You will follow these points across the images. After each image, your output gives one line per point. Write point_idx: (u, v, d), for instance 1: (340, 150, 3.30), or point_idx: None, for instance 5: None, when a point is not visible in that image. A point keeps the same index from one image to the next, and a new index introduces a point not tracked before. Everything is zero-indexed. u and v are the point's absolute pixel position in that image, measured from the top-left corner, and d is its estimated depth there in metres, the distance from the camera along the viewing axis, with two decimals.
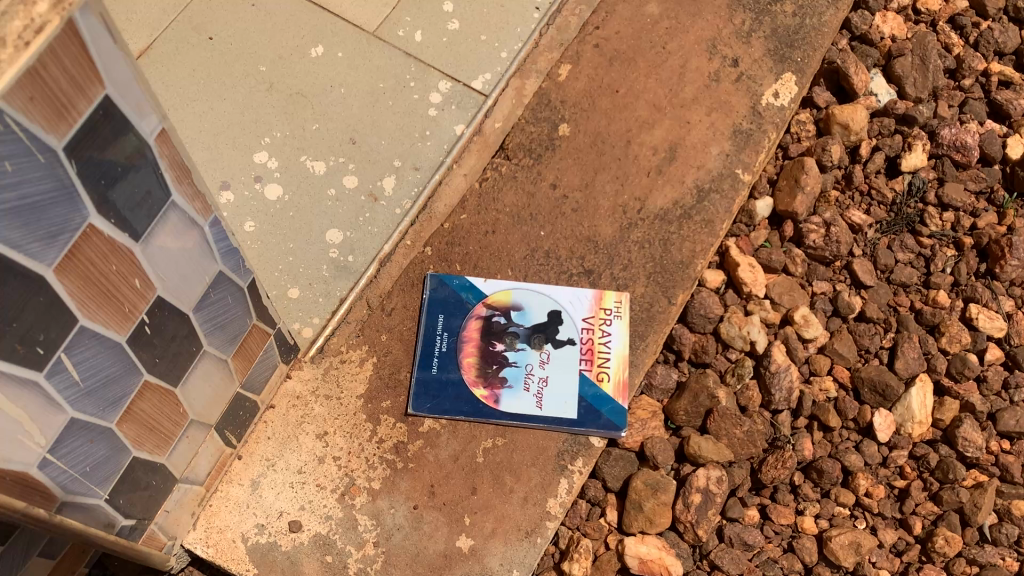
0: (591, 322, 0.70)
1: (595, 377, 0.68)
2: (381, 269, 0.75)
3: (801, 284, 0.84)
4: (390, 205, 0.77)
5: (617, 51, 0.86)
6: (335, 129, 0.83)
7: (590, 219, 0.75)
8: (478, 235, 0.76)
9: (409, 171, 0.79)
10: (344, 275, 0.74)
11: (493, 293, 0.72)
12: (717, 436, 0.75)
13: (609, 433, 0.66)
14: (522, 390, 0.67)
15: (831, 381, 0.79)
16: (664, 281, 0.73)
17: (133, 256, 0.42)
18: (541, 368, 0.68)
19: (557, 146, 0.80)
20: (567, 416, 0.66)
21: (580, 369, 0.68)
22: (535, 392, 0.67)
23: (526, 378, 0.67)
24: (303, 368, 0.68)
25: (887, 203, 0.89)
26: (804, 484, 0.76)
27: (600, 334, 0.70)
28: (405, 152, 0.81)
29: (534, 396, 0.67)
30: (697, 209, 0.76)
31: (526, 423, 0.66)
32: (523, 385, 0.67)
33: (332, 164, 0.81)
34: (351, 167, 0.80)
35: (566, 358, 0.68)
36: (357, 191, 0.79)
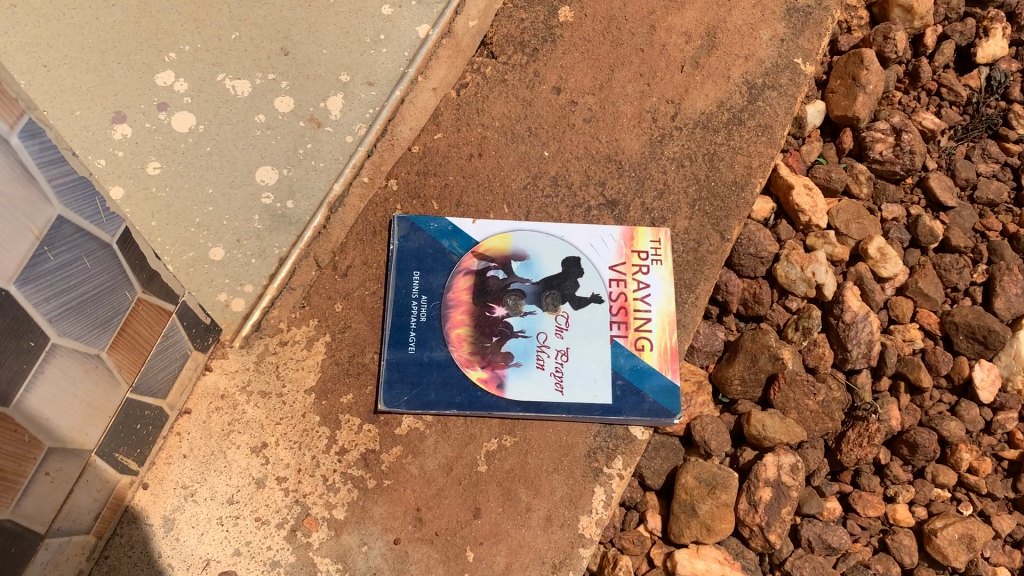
0: (622, 272, 0.53)
1: (633, 347, 0.51)
2: (331, 217, 0.54)
3: (869, 209, 0.66)
4: (338, 133, 0.56)
5: None
6: (252, 31, 0.58)
7: (610, 131, 0.57)
8: (459, 161, 0.57)
9: (360, 87, 0.57)
10: (282, 228, 0.53)
11: (486, 239, 0.53)
12: (784, 410, 0.57)
13: (657, 421, 0.50)
14: (534, 369, 0.50)
15: (919, 328, 0.62)
16: (714, 209, 0.56)
17: None
18: (558, 338, 0.51)
19: (557, 36, 0.60)
20: (598, 401, 0.50)
21: (611, 336, 0.51)
22: (553, 370, 0.50)
23: (539, 352, 0.50)
24: (229, 355, 0.49)
25: (961, 103, 0.71)
26: (892, 463, 0.59)
27: (632, 287, 0.53)
28: (354, 62, 0.58)
29: (552, 377, 0.50)
30: (750, 112, 0.59)
31: (544, 413, 0.49)
32: (536, 362, 0.50)
33: (258, 81, 0.57)
34: (283, 84, 0.57)
35: (591, 322, 0.52)
36: (293, 117, 0.56)
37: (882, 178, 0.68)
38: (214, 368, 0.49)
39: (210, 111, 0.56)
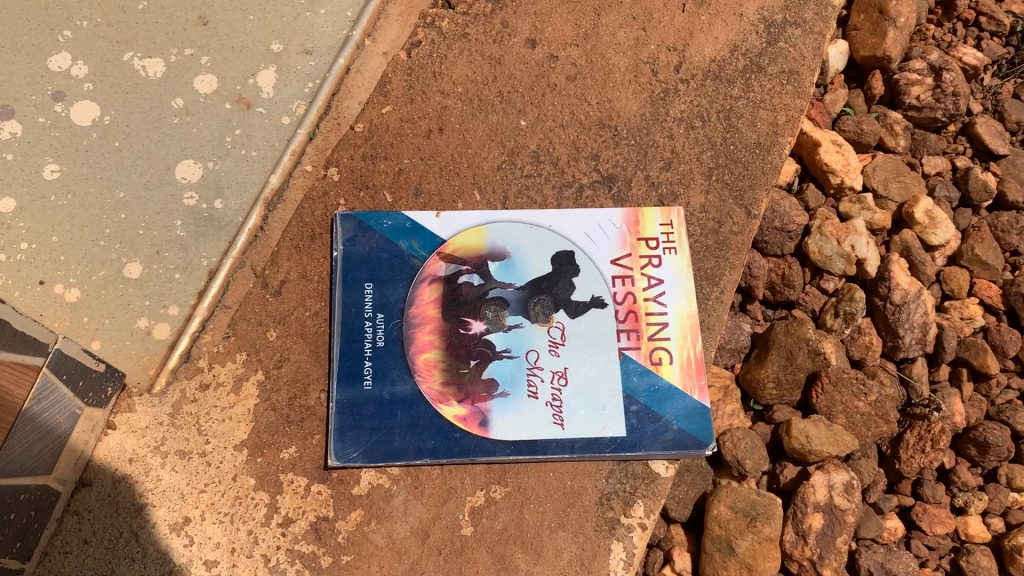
0: (628, 267, 0.44)
1: (649, 362, 0.43)
2: (269, 215, 0.44)
3: (908, 163, 0.56)
4: (272, 114, 0.46)
5: None
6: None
7: (603, 90, 0.47)
8: (415, 139, 0.46)
9: (296, 57, 0.47)
10: (212, 235, 0.44)
11: (454, 236, 0.44)
12: (830, 416, 0.48)
13: (682, 453, 0.42)
14: (526, 399, 0.41)
15: (978, 303, 0.52)
16: (736, 177, 0.47)
17: None
18: (553, 358, 0.42)
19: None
20: (608, 436, 0.41)
21: (620, 350, 0.43)
22: (549, 399, 0.41)
23: (530, 378, 0.41)
24: (135, 408, 0.40)
25: (1004, 33, 0.61)
26: (960, 467, 0.50)
27: (642, 284, 0.44)
28: (287, 27, 0.47)
29: (549, 408, 0.41)
30: (770, 55, 0.50)
31: (540, 455, 0.41)
32: (527, 390, 0.41)
33: (172, 57, 0.46)
34: (203, 60, 0.46)
35: (595, 334, 0.43)
36: (218, 98, 0.46)
37: (920, 127, 0.57)
38: (118, 425, 0.40)
39: (117, 98, 0.46)
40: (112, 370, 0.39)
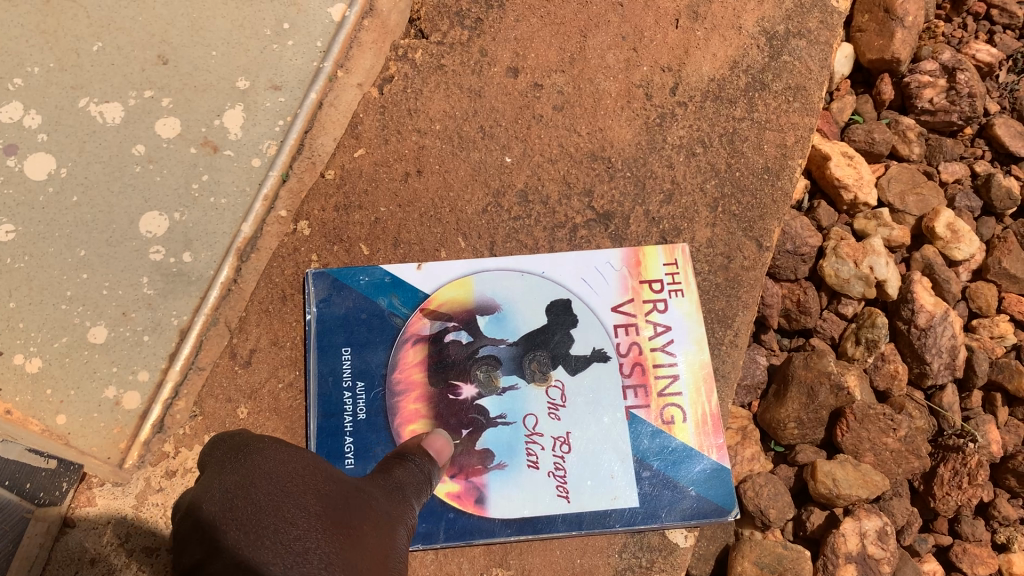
0: (630, 316, 0.41)
1: (660, 421, 0.40)
2: (242, 265, 0.41)
3: (924, 171, 0.53)
4: (241, 157, 0.42)
5: None
6: (116, 32, 0.43)
7: (594, 118, 0.44)
8: (392, 185, 0.43)
9: (264, 93, 0.43)
10: (181, 292, 0.40)
11: (439, 289, 0.41)
12: (857, 454, 0.44)
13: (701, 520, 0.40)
14: (526, 469, 0.39)
15: (1009, 320, 0.49)
16: (743, 206, 0.44)
17: None
18: (554, 423, 0.40)
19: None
20: (619, 509, 0.39)
21: (627, 409, 0.40)
22: (552, 469, 0.39)
23: (530, 447, 0.39)
24: (97, 501, 0.37)
25: (1017, 25, 0.57)
26: (1000, 500, 0.46)
27: (647, 332, 0.41)
28: (253, 59, 0.44)
29: (552, 479, 0.39)
30: (774, 71, 0.46)
31: (544, 534, 0.38)
32: (526, 460, 0.39)
33: (131, 101, 0.43)
34: (165, 102, 0.43)
35: (599, 394, 0.40)
36: (182, 142, 0.42)
37: (933, 132, 0.54)
38: (78, 522, 0.37)
39: (74, 147, 0.42)
40: (68, 462, 0.37)
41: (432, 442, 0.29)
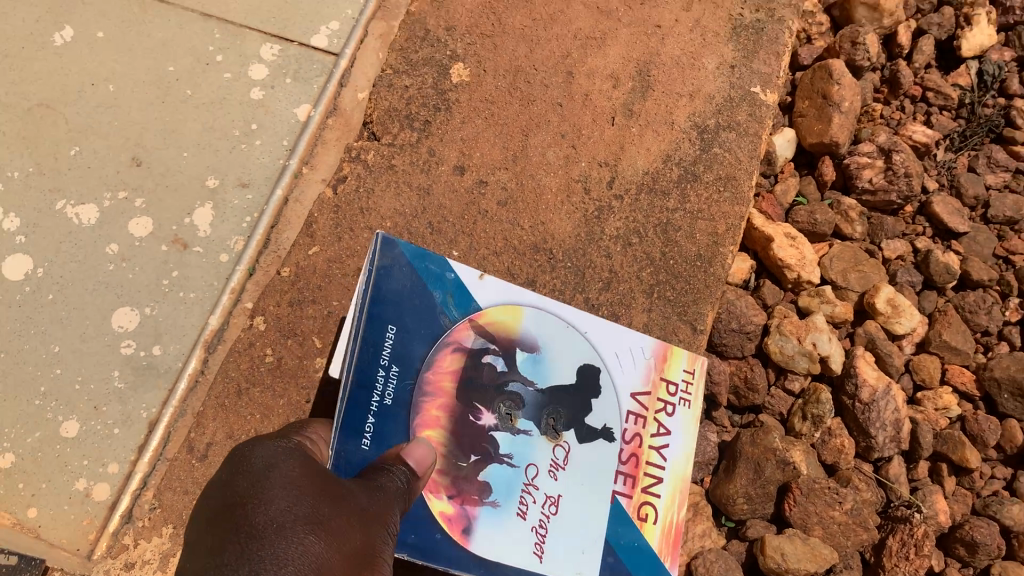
0: (644, 405, 0.42)
1: (636, 515, 0.40)
2: (208, 357, 0.44)
3: (866, 250, 0.55)
4: (209, 253, 0.45)
5: None
6: (95, 137, 0.46)
7: (535, 214, 0.46)
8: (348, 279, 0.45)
9: (233, 192, 0.46)
10: (150, 386, 0.43)
11: (492, 305, 0.40)
12: (805, 528, 0.45)
13: None
14: (513, 518, 0.38)
15: (951, 391, 0.51)
16: (680, 291, 0.46)
17: None
18: (549, 480, 0.39)
19: (451, 102, 0.48)
20: None
21: (613, 493, 0.40)
22: (535, 526, 0.38)
23: (522, 498, 0.38)
24: None
25: (952, 104, 0.60)
26: (950, 568, 0.47)
27: (652, 429, 0.42)
28: (222, 159, 0.47)
29: (533, 535, 0.38)
30: (705, 162, 0.49)
31: None
32: (516, 509, 0.38)
33: (106, 202, 0.45)
34: (138, 202, 0.45)
35: (597, 466, 0.40)
36: (153, 240, 0.45)
37: (874, 210, 0.56)
38: None
39: (50, 248, 0.44)
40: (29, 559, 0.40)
41: (414, 453, 0.34)
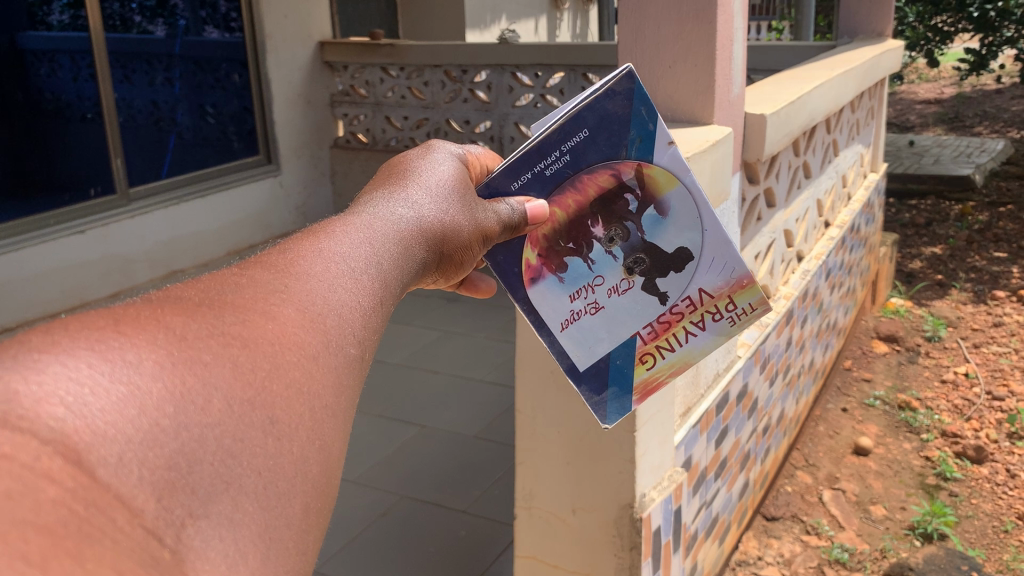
0: (684, 309, 1.62)
1: (640, 353, 1.65)
2: (449, 196, 1.37)
3: None
4: (439, 177, 1.40)
5: (590, 112, 1.48)
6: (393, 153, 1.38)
7: None
8: (540, 167, 1.52)
9: (438, 169, 1.42)
10: (430, 199, 1.33)
11: (652, 171, 1.56)
12: None
13: (612, 347, 1.64)
14: (582, 284, 1.61)
15: None
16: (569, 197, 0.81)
17: (281, 294, 0.93)
18: (611, 287, 1.61)
19: (579, 148, 1.51)
20: (597, 316, 1.63)
21: (636, 332, 1.62)
22: (593, 291, 1.62)
23: (588, 285, 1.62)
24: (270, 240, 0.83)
25: None
26: None
27: (689, 316, 1.62)
28: (435, 168, 1.42)
29: (591, 309, 1.63)
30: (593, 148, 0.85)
31: (570, 314, 1.63)
32: (585, 286, 1.62)
33: (391, 174, 1.38)
34: (401, 174, 1.39)
35: (625, 298, 1.61)
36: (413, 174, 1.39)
37: None
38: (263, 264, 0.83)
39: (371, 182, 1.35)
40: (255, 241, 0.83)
41: (536, 205, 1.52)
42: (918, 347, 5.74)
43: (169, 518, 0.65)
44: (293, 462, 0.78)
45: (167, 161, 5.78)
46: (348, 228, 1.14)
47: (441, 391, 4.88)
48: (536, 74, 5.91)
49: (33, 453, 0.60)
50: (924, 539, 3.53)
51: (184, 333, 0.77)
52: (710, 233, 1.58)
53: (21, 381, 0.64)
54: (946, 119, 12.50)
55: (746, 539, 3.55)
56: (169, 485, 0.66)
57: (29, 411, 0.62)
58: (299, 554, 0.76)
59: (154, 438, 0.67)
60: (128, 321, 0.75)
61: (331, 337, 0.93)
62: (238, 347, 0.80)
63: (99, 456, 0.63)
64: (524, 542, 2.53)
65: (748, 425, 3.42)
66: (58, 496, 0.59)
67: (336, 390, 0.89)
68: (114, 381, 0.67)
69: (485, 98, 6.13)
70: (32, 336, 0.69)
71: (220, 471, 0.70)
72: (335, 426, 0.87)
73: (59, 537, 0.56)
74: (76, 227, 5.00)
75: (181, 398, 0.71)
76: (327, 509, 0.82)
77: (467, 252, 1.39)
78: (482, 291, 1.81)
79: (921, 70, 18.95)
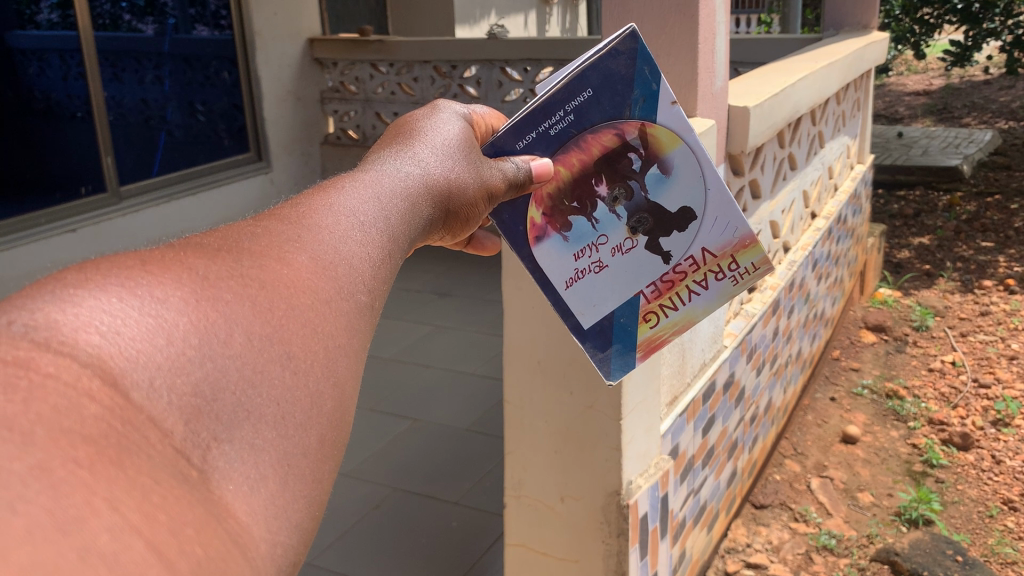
0: (689, 270, 1.72)
1: (644, 310, 1.74)
2: (455, 155, 1.46)
3: None
4: (445, 137, 1.49)
5: (596, 70, 1.57)
6: None
7: None
8: (547, 127, 1.62)
9: (444, 129, 1.51)
10: (438, 158, 1.43)
11: (655, 132, 1.66)
12: None
13: (619, 305, 1.73)
14: (588, 242, 1.70)
15: None
16: None
17: (297, 241, 1.04)
18: (616, 245, 1.70)
19: (585, 107, 1.61)
20: (603, 273, 1.72)
21: (641, 291, 1.72)
22: (598, 249, 1.71)
23: (594, 244, 1.70)
24: None
25: None
26: None
27: (692, 276, 1.73)
28: (443, 129, 1.51)
29: (597, 268, 1.72)
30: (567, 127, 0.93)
31: (577, 273, 1.72)
32: (591, 244, 1.70)
33: (403, 134, 1.47)
34: (411, 134, 1.48)
35: (629, 259, 1.71)
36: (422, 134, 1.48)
37: None
38: None
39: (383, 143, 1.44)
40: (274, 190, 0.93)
41: (541, 163, 1.61)
42: (905, 336, 5.86)
43: (196, 439, 0.75)
44: (308, 397, 0.88)
45: (158, 159, 5.86)
46: (359, 185, 1.24)
47: (436, 384, 4.98)
48: (526, 69, 6.00)
49: (74, 374, 0.70)
50: (909, 524, 3.79)
51: (206, 273, 0.88)
52: (712, 193, 1.69)
53: (60, 312, 0.74)
54: (936, 111, 12.61)
55: (734, 528, 3.67)
56: (195, 410, 0.76)
57: (69, 338, 0.72)
58: (315, 480, 0.86)
59: (182, 365, 0.77)
60: (153, 263, 0.85)
61: (342, 285, 1.03)
62: (256, 288, 0.91)
63: (132, 380, 0.73)
64: (515, 530, 2.63)
65: (735, 414, 3.52)
66: (98, 413, 0.69)
67: (348, 332, 0.99)
68: (143, 314, 0.77)
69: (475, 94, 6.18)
70: (66, 274, 0.80)
71: (241, 400, 0.80)
72: (349, 365, 0.97)
73: (102, 447, 0.67)
74: (70, 224, 5.05)
75: (204, 330, 0.81)
76: (342, 443, 0.92)
77: (472, 208, 1.48)
78: (487, 250, 1.90)
79: (912, 62, 19.03)
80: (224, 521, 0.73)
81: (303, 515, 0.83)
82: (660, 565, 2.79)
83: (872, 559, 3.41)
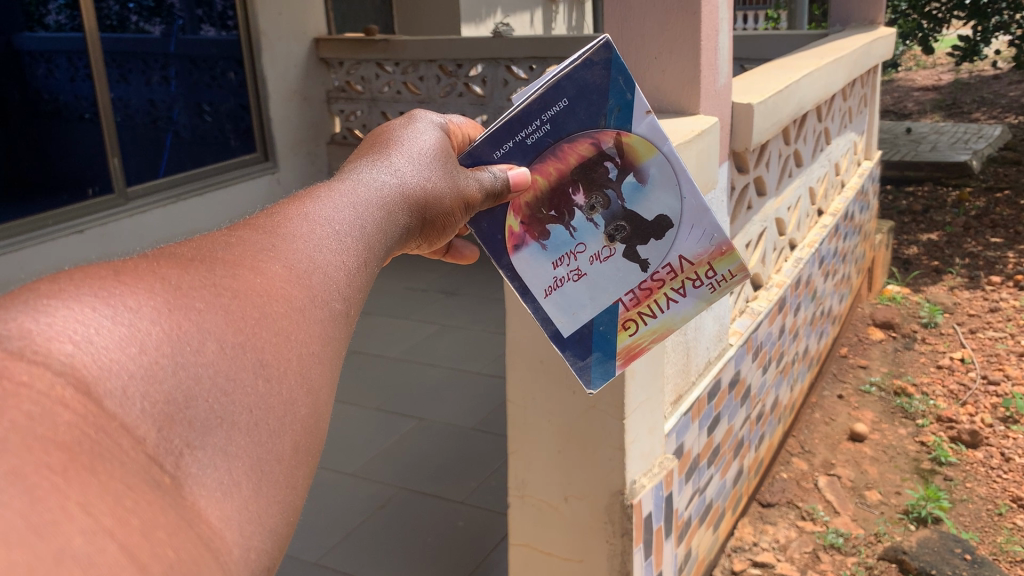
0: (666, 278, 1.69)
1: (622, 319, 1.72)
2: (432, 162, 1.44)
3: None
4: (422, 145, 1.46)
5: (570, 80, 1.55)
6: None
7: None
8: (523, 136, 1.60)
9: (420, 137, 1.48)
10: (415, 166, 1.40)
11: (630, 141, 1.63)
12: None
13: (597, 313, 1.71)
14: (565, 251, 1.68)
15: None
16: None
17: (265, 252, 1.01)
18: (592, 255, 1.68)
19: (561, 118, 1.58)
20: (579, 283, 1.70)
21: (618, 299, 1.70)
22: (575, 258, 1.69)
23: (571, 253, 1.69)
24: None
25: None
26: None
27: (670, 284, 1.70)
28: (418, 137, 1.49)
29: (574, 277, 1.70)
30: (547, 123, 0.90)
31: (555, 281, 1.70)
32: (568, 254, 1.69)
33: (379, 142, 1.44)
34: (388, 141, 1.45)
35: (604, 268, 1.68)
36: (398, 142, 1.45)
37: None
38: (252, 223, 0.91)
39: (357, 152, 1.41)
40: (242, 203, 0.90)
41: (518, 173, 1.58)
42: (914, 334, 5.73)
43: (168, 446, 0.72)
44: (282, 403, 0.86)
45: (165, 159, 5.84)
46: (333, 193, 1.21)
47: (440, 385, 4.94)
48: (531, 66, 5.95)
49: (47, 383, 0.67)
50: (917, 522, 3.65)
51: (179, 282, 0.85)
52: (688, 201, 1.65)
53: (33, 321, 0.71)
54: (944, 106, 12.51)
55: (741, 526, 3.62)
56: (167, 418, 0.73)
57: (40, 348, 0.69)
58: (289, 486, 0.83)
59: (155, 373, 0.74)
60: (127, 272, 0.82)
61: (317, 292, 1.01)
62: (229, 297, 0.88)
63: (105, 389, 0.70)
64: (519, 531, 2.59)
65: (741, 413, 3.48)
66: (72, 420, 0.66)
67: (322, 340, 0.97)
68: (116, 323, 0.75)
69: (480, 92, 6.14)
70: (39, 284, 0.77)
71: (214, 407, 0.77)
72: (323, 372, 0.94)
73: (76, 453, 0.64)
74: (79, 225, 5.02)
75: (177, 339, 0.78)
76: (317, 450, 0.89)
77: (449, 217, 1.46)
78: (465, 258, 1.87)
79: (919, 58, 18.91)
80: (196, 526, 0.70)
81: (278, 519, 0.80)
82: (665, 565, 2.77)
83: (879, 558, 3.45)
